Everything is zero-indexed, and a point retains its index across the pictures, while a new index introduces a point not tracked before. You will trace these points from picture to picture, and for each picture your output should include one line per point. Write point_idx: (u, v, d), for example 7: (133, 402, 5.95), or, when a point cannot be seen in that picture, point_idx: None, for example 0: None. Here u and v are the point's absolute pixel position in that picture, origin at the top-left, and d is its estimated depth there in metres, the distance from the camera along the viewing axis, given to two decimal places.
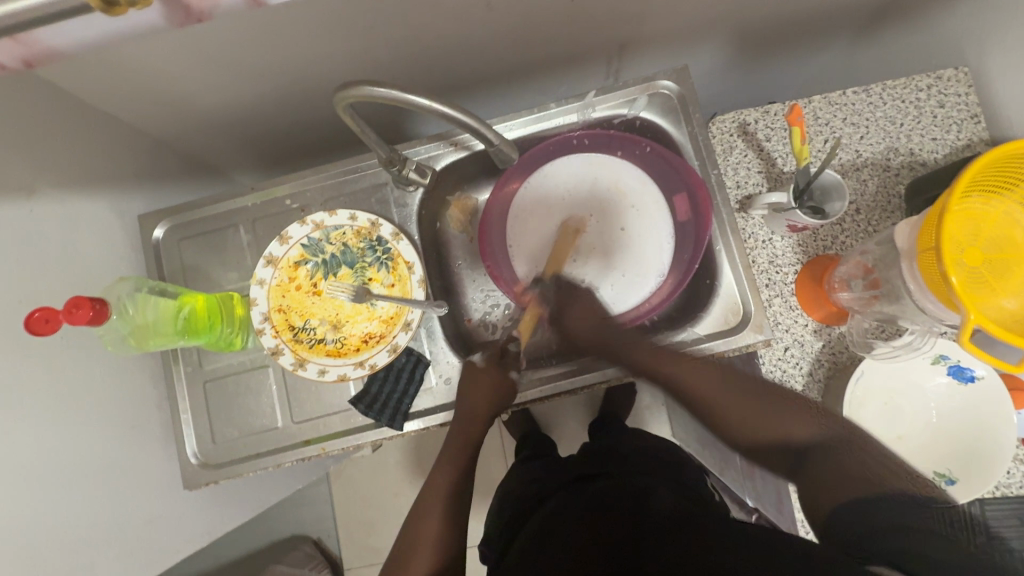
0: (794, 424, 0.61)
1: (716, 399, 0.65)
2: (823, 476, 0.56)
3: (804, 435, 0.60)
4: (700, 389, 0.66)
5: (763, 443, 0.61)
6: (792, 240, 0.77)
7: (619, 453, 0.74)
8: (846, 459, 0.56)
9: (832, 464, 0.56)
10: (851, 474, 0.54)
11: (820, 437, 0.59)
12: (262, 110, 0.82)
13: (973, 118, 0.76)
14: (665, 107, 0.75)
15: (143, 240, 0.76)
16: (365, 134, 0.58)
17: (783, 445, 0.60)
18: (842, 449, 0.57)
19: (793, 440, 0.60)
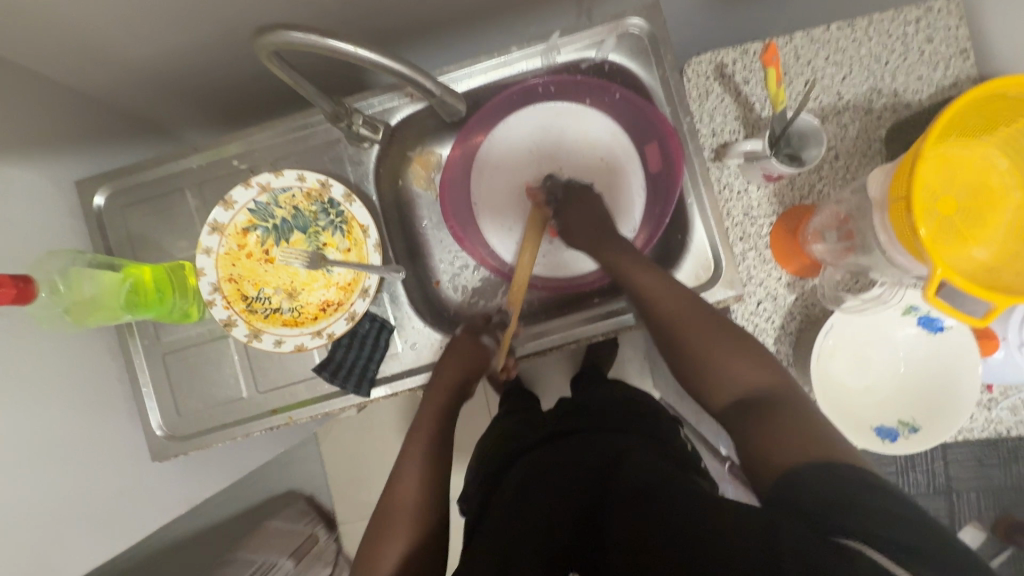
0: (741, 368, 0.57)
1: (684, 320, 0.61)
2: (746, 434, 0.51)
3: (748, 382, 0.56)
4: (671, 313, 0.61)
5: (720, 391, 0.57)
6: (768, 190, 0.74)
7: (599, 408, 0.73)
8: (772, 411, 0.52)
9: (755, 416, 0.52)
10: (779, 428, 0.49)
11: (767, 384, 0.55)
12: (202, 61, 0.76)
13: (961, 54, 0.72)
14: (635, 48, 0.70)
15: (84, 208, 0.71)
16: (299, 85, 0.53)
17: (740, 397, 0.56)
18: (767, 405, 0.53)
19: (739, 391, 0.56)
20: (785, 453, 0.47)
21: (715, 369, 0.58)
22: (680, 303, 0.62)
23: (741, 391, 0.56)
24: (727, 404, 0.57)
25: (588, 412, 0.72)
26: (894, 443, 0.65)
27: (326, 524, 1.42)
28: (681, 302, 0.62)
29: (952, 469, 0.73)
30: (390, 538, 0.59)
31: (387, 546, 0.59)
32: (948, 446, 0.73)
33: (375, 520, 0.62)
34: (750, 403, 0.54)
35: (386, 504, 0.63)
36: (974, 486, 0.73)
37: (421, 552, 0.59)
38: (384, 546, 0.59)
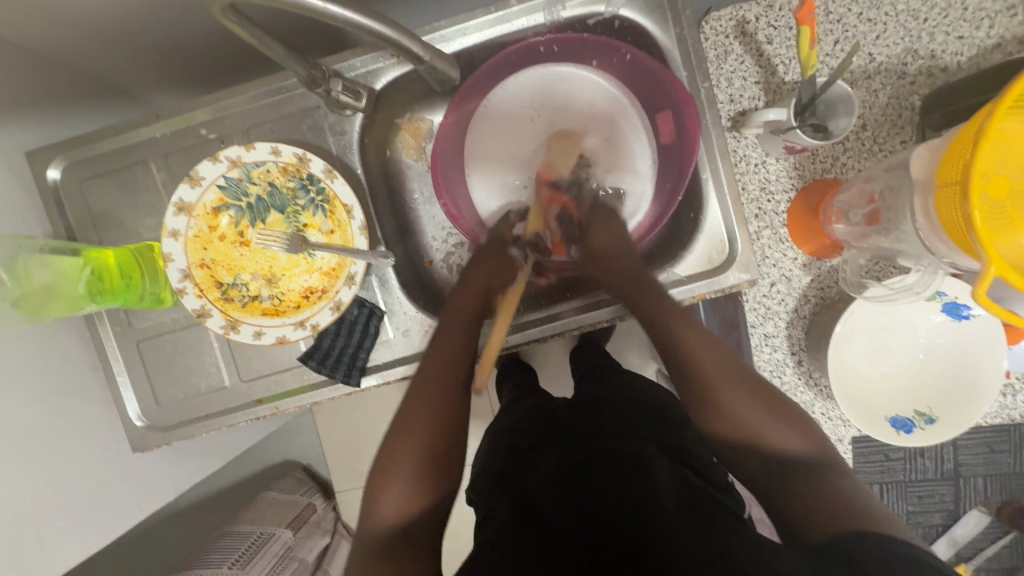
0: (783, 434, 0.52)
1: (713, 355, 0.56)
2: (790, 500, 0.47)
3: (791, 449, 0.51)
4: (708, 372, 0.55)
5: (756, 457, 0.51)
6: (787, 163, 0.69)
7: (616, 409, 0.69)
8: (821, 482, 0.48)
9: (797, 486, 0.48)
10: (837, 500, 0.45)
11: (806, 449, 0.51)
12: (160, 13, 0.67)
13: (1008, 10, 0.64)
14: (649, 2, 0.62)
15: (38, 183, 0.65)
16: (266, 43, 0.46)
17: (777, 458, 0.50)
18: (814, 475, 0.49)
19: (774, 454, 0.51)
20: (831, 516, 0.44)
21: (761, 441, 0.52)
22: (722, 368, 0.56)
23: (770, 447, 0.51)
24: (764, 468, 0.51)
25: (606, 411, 0.69)
26: (910, 435, 0.62)
27: (322, 493, 1.39)
28: (714, 354, 0.56)
29: (961, 455, 0.72)
30: (389, 487, 0.54)
31: (386, 491, 0.54)
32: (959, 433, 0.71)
33: (376, 465, 0.57)
34: (793, 471, 0.49)
35: (387, 451, 0.57)
36: (983, 472, 0.72)
37: (425, 509, 0.55)
38: (382, 495, 0.54)
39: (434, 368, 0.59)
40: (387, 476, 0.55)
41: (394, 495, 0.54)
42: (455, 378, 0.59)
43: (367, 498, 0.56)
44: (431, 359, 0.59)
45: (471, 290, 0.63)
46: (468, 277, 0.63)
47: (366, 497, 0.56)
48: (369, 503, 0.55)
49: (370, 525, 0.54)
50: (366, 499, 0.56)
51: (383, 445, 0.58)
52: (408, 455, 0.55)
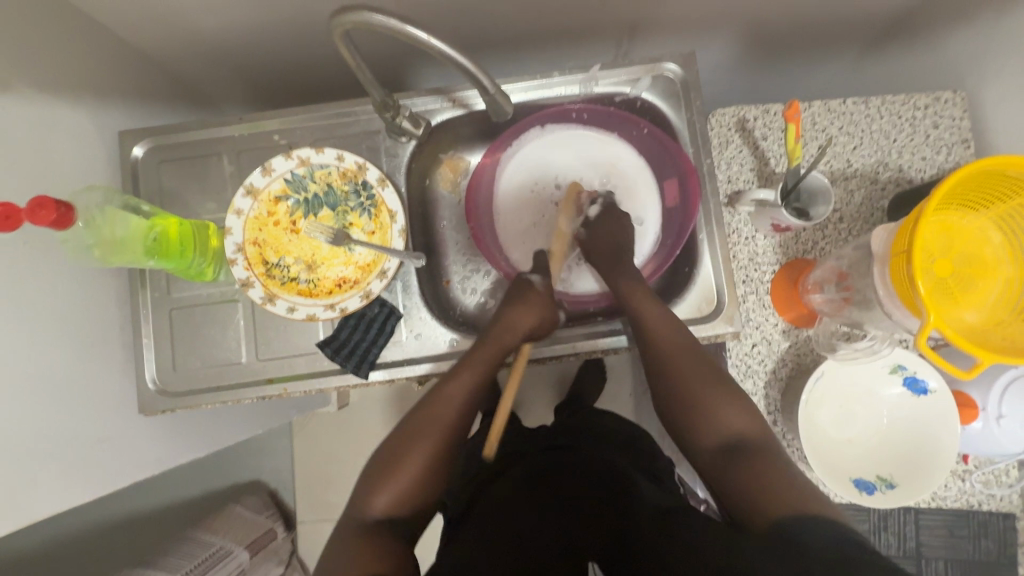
0: (730, 410, 0.59)
1: (683, 353, 0.62)
2: (739, 474, 0.53)
3: (731, 424, 0.58)
4: (677, 365, 0.62)
5: (707, 432, 0.58)
6: (774, 240, 0.77)
7: (596, 429, 0.79)
8: (755, 461, 0.54)
9: (739, 464, 0.54)
10: (764, 479, 0.52)
11: (749, 429, 0.58)
12: (260, 37, 0.80)
13: (964, 142, 0.77)
14: (667, 91, 0.75)
15: (122, 157, 0.74)
16: (362, 72, 0.57)
17: (728, 439, 0.57)
18: (750, 452, 0.56)
19: (722, 433, 0.58)
20: (777, 503, 0.49)
21: (710, 415, 0.59)
22: (694, 368, 0.61)
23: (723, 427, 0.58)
24: (715, 446, 0.57)
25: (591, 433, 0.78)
26: (872, 496, 0.67)
27: (284, 521, 1.35)
28: (684, 349, 0.62)
29: (923, 535, 0.74)
30: (384, 486, 0.58)
31: (378, 490, 0.58)
32: (921, 512, 0.74)
33: (371, 467, 0.60)
34: (732, 446, 0.57)
35: (387, 455, 0.60)
36: (945, 556, 0.73)
37: (413, 513, 0.58)
38: (374, 492, 0.58)
39: (447, 408, 0.61)
40: (383, 478, 0.58)
41: (399, 487, 0.58)
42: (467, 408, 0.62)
43: (358, 491, 0.59)
44: (445, 395, 0.62)
45: (513, 334, 0.66)
46: (498, 327, 0.66)
47: (358, 491, 0.59)
48: (360, 497, 0.58)
49: (365, 508, 0.57)
50: (359, 488, 0.59)
51: (383, 449, 0.61)
52: (409, 464, 0.58)
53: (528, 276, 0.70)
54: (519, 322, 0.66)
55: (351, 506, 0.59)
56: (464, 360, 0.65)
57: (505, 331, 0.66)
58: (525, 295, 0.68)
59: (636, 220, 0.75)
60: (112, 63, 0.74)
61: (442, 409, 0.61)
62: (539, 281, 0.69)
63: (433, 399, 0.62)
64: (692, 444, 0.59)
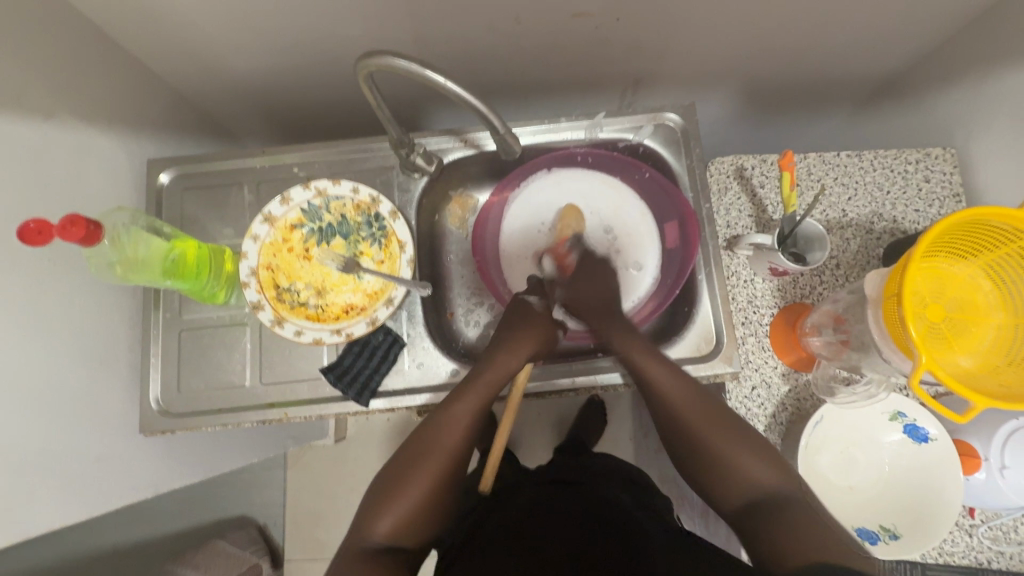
0: (754, 463, 0.59)
1: (702, 408, 0.63)
2: (767, 534, 0.53)
3: (761, 479, 0.58)
4: (700, 419, 0.62)
5: (730, 486, 0.59)
6: (772, 284, 0.79)
7: (600, 468, 0.80)
8: (783, 517, 0.54)
9: (767, 521, 0.54)
10: (793, 536, 0.51)
11: (779, 483, 0.58)
12: (288, 78, 0.86)
13: (955, 196, 0.79)
14: (668, 138, 0.79)
15: (148, 183, 0.78)
16: (381, 110, 0.61)
17: (751, 495, 0.58)
18: (779, 506, 0.56)
19: (748, 487, 0.58)
20: (807, 556, 0.49)
21: (732, 467, 0.60)
22: (713, 421, 0.62)
23: (747, 480, 0.59)
24: (739, 503, 0.59)
25: (586, 469, 0.78)
26: (875, 547, 0.66)
27: (271, 558, 1.31)
28: (704, 413, 0.63)
29: None
30: (387, 510, 0.58)
31: (380, 515, 0.57)
32: (929, 568, 0.72)
33: (373, 493, 0.60)
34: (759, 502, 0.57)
35: (390, 479, 0.60)
36: None
37: (413, 539, 0.58)
38: (378, 515, 0.57)
39: (452, 436, 0.62)
40: (386, 502, 0.58)
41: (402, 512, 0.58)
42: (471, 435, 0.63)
43: (361, 516, 0.59)
44: (450, 421, 0.62)
45: (517, 357, 0.67)
46: (504, 354, 0.67)
47: (360, 515, 0.59)
48: (363, 522, 0.58)
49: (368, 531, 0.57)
50: (361, 513, 0.59)
51: (385, 474, 0.61)
52: (412, 490, 0.59)
53: (525, 297, 0.73)
54: (524, 346, 0.68)
55: (355, 528, 0.58)
56: (468, 384, 0.65)
57: (508, 355, 0.67)
58: (527, 318, 0.71)
59: (636, 265, 0.77)
60: (148, 97, 0.79)
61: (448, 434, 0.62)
62: (537, 302, 0.73)
63: (436, 423, 0.62)
64: (716, 498, 0.61)
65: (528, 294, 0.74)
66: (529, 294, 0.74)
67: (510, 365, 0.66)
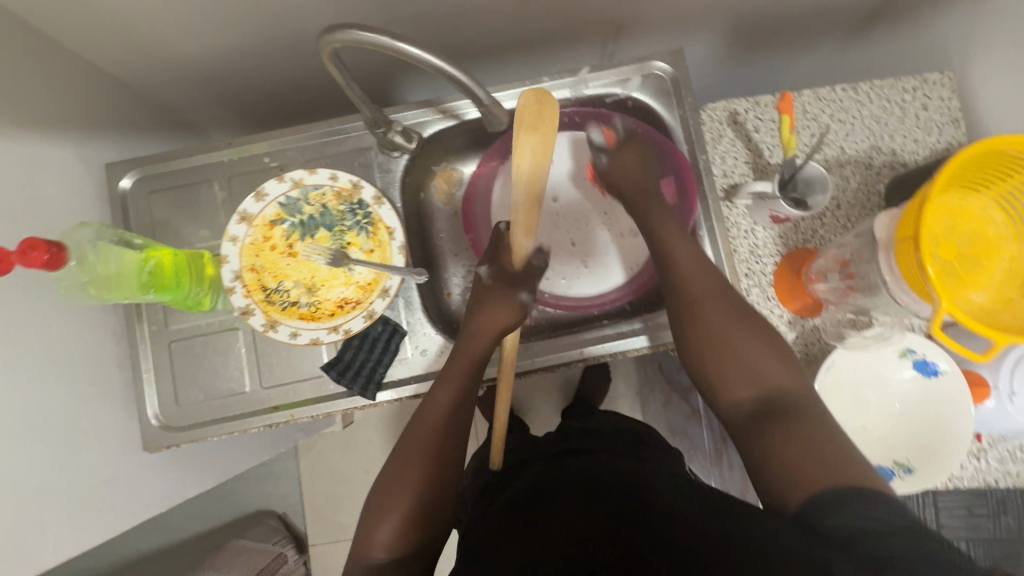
0: (766, 362, 0.58)
1: (707, 297, 0.62)
2: (771, 436, 0.52)
3: (770, 377, 0.57)
4: (709, 315, 0.61)
5: (739, 385, 0.57)
6: (773, 231, 0.77)
7: (606, 432, 0.78)
8: (791, 424, 0.53)
9: (774, 422, 0.53)
10: (805, 443, 0.50)
11: (789, 386, 0.57)
12: (243, 60, 0.79)
13: (954, 122, 0.77)
14: (658, 88, 0.74)
15: (110, 190, 0.72)
16: (351, 88, 0.56)
17: (761, 395, 0.56)
18: (788, 411, 0.54)
19: (758, 389, 0.57)
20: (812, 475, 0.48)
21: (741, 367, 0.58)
22: (721, 320, 0.60)
23: (762, 381, 0.57)
24: (744, 402, 0.57)
25: (599, 436, 0.77)
26: (889, 482, 0.67)
27: (295, 546, 1.33)
28: (713, 299, 0.62)
29: (942, 516, 0.75)
30: (384, 518, 0.57)
31: (381, 519, 0.57)
32: (939, 494, 0.74)
33: (372, 496, 0.59)
34: (770, 404, 0.55)
35: (383, 486, 0.59)
36: (966, 536, 0.74)
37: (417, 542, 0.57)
38: (377, 524, 0.57)
39: (430, 425, 0.61)
40: (385, 505, 0.57)
41: (395, 515, 0.57)
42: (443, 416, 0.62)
43: (362, 526, 0.58)
44: (428, 410, 0.62)
45: (488, 328, 0.64)
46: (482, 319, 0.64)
47: (361, 524, 0.58)
48: (365, 531, 0.57)
49: (368, 542, 0.56)
50: (363, 524, 0.58)
51: (382, 475, 0.61)
52: (404, 497, 0.57)
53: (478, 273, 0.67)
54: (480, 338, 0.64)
55: (360, 534, 0.58)
56: (445, 374, 0.64)
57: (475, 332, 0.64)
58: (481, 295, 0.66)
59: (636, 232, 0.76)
60: (95, 96, 0.72)
61: (426, 415, 0.62)
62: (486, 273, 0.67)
63: (420, 414, 0.62)
64: (719, 396, 0.59)
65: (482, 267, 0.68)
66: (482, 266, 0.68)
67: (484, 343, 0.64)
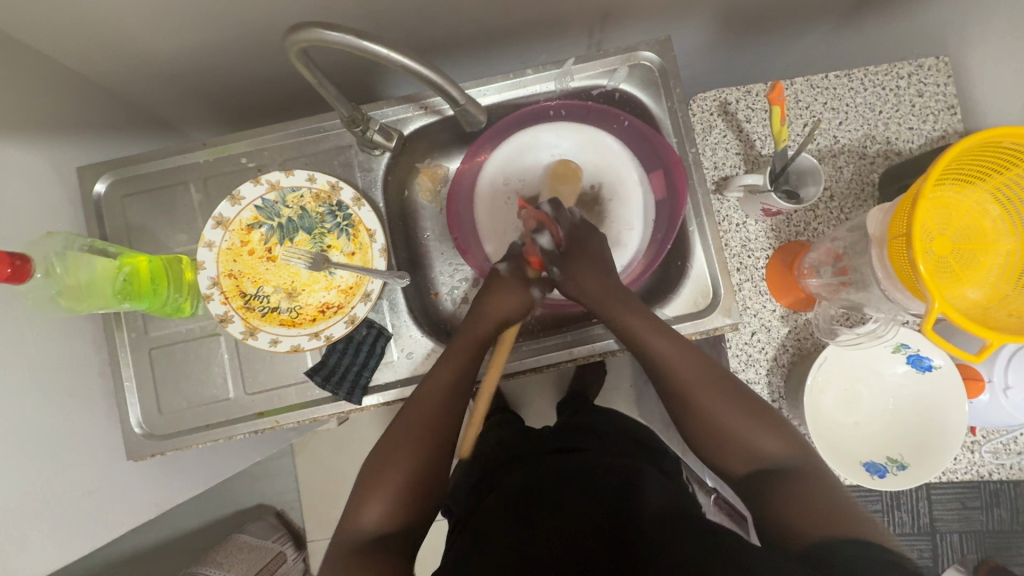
0: (760, 437, 0.58)
1: (697, 383, 0.61)
2: (772, 496, 0.54)
3: (767, 451, 0.57)
4: (702, 398, 0.61)
5: (739, 459, 0.59)
6: (765, 224, 0.75)
7: (597, 430, 0.77)
8: (790, 488, 0.54)
9: (771, 487, 0.55)
10: (803, 509, 0.51)
11: (785, 454, 0.57)
12: (218, 56, 0.76)
13: (950, 109, 0.75)
14: (645, 79, 0.72)
15: (84, 195, 0.70)
16: (324, 88, 0.54)
17: (758, 466, 0.57)
18: (789, 476, 0.55)
19: (756, 462, 0.58)
20: (810, 524, 0.50)
21: (738, 445, 0.59)
22: (714, 400, 0.61)
23: (758, 455, 0.58)
24: (746, 471, 0.58)
25: (595, 434, 0.76)
26: (884, 479, 0.66)
27: (293, 543, 1.33)
28: (701, 380, 0.61)
29: (936, 510, 0.75)
30: (375, 495, 0.57)
31: (371, 498, 0.57)
32: (932, 486, 0.74)
33: (363, 473, 0.59)
34: (771, 470, 0.56)
35: (375, 461, 0.59)
36: (956, 528, 0.75)
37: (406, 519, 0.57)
38: (367, 501, 0.57)
39: (426, 414, 0.60)
40: (376, 484, 0.57)
41: (386, 494, 0.57)
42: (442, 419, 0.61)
43: (351, 502, 0.58)
44: (423, 394, 0.61)
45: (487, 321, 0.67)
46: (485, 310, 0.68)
47: (350, 502, 0.58)
48: (353, 509, 0.57)
49: (355, 521, 0.56)
50: (350, 502, 0.58)
51: (375, 454, 0.60)
52: (395, 473, 0.58)
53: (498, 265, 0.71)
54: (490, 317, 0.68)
55: (347, 513, 0.57)
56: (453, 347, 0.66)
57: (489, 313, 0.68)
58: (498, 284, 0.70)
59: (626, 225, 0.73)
60: (64, 97, 0.70)
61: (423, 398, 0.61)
62: (505, 268, 0.70)
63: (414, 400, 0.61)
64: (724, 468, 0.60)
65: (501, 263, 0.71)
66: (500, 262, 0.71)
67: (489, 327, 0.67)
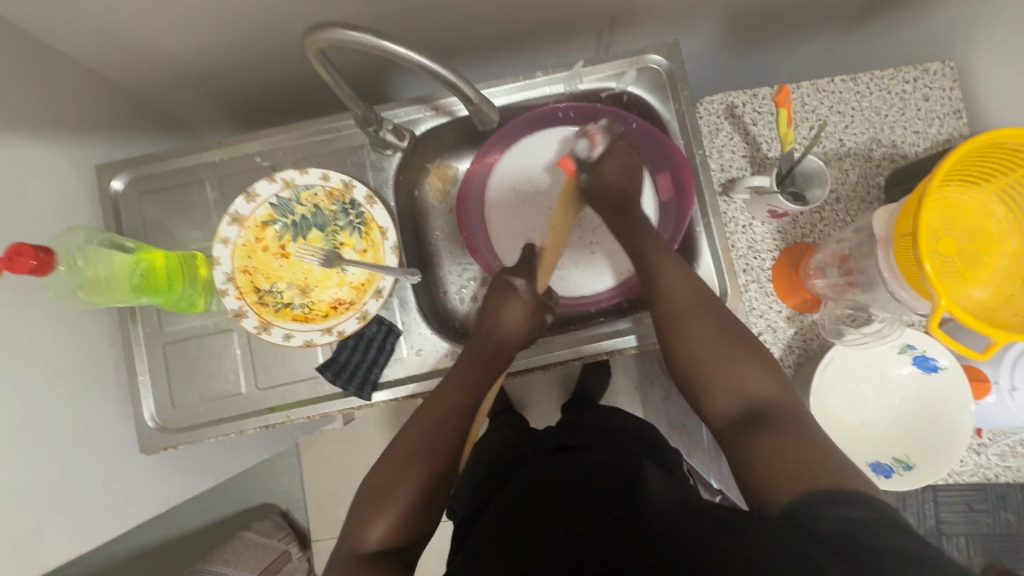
0: (751, 375, 0.59)
1: (693, 312, 0.63)
2: (752, 445, 0.52)
3: (755, 389, 0.58)
4: (694, 334, 0.62)
5: (722, 395, 0.59)
6: (771, 226, 0.76)
7: (602, 428, 0.78)
8: (773, 428, 0.53)
9: (759, 430, 0.53)
10: (798, 461, 0.48)
11: (772, 394, 0.57)
12: (234, 58, 0.78)
13: (955, 113, 0.75)
14: (653, 82, 0.73)
15: (102, 192, 0.72)
16: (339, 87, 0.55)
17: (743, 403, 0.57)
18: (771, 417, 0.54)
19: (743, 399, 0.57)
20: (804, 480, 0.46)
21: (722, 378, 0.59)
22: (705, 331, 0.62)
23: (745, 391, 0.58)
24: (728, 414, 0.57)
25: (600, 432, 0.76)
26: (889, 479, 0.67)
27: (298, 542, 1.33)
28: (696, 314, 0.63)
29: (941, 512, 0.74)
30: (379, 514, 0.56)
31: (374, 518, 0.56)
32: (938, 489, 0.74)
33: (365, 494, 0.59)
34: (757, 408, 0.56)
35: (377, 483, 0.58)
36: (963, 531, 0.75)
37: (414, 535, 0.56)
38: (369, 521, 0.56)
39: (429, 428, 0.61)
40: (378, 503, 0.56)
41: (388, 512, 0.56)
42: (439, 419, 0.62)
43: (352, 523, 0.57)
44: (431, 405, 0.63)
45: (493, 325, 0.67)
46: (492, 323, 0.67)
47: (350, 524, 0.57)
48: (355, 528, 0.56)
49: (356, 541, 0.55)
50: (352, 521, 0.57)
51: (376, 475, 0.60)
52: (400, 489, 0.57)
53: (512, 279, 0.69)
54: (510, 338, 0.67)
55: (348, 533, 0.57)
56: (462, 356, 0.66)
57: (499, 333, 0.67)
58: (507, 295, 0.68)
59: None
60: (84, 97, 0.71)
61: (430, 411, 0.62)
62: (523, 287, 0.68)
63: (423, 408, 0.63)
64: (705, 403, 0.60)
65: (514, 275, 0.69)
66: (516, 275, 0.69)
67: (512, 342, 0.67)
